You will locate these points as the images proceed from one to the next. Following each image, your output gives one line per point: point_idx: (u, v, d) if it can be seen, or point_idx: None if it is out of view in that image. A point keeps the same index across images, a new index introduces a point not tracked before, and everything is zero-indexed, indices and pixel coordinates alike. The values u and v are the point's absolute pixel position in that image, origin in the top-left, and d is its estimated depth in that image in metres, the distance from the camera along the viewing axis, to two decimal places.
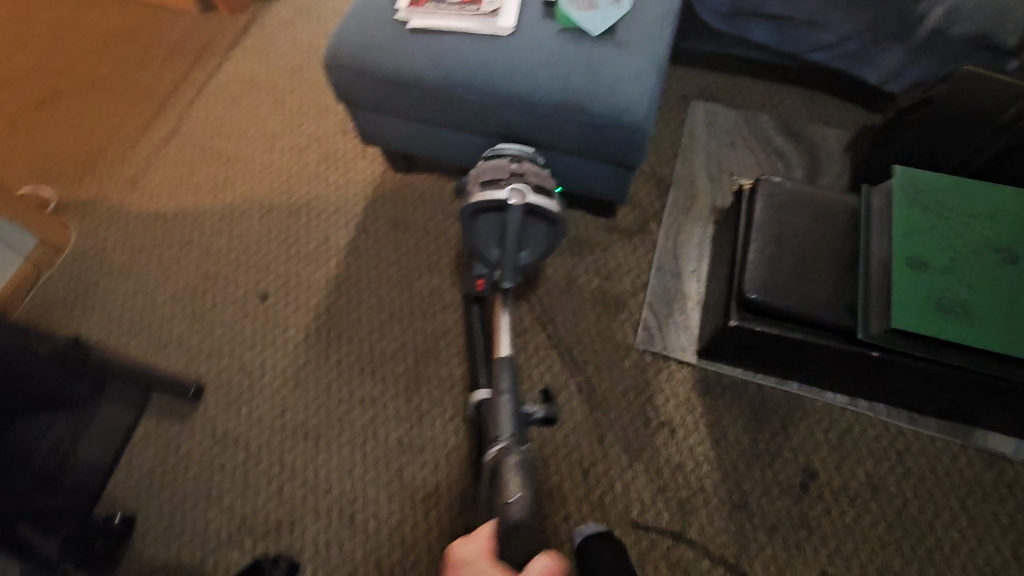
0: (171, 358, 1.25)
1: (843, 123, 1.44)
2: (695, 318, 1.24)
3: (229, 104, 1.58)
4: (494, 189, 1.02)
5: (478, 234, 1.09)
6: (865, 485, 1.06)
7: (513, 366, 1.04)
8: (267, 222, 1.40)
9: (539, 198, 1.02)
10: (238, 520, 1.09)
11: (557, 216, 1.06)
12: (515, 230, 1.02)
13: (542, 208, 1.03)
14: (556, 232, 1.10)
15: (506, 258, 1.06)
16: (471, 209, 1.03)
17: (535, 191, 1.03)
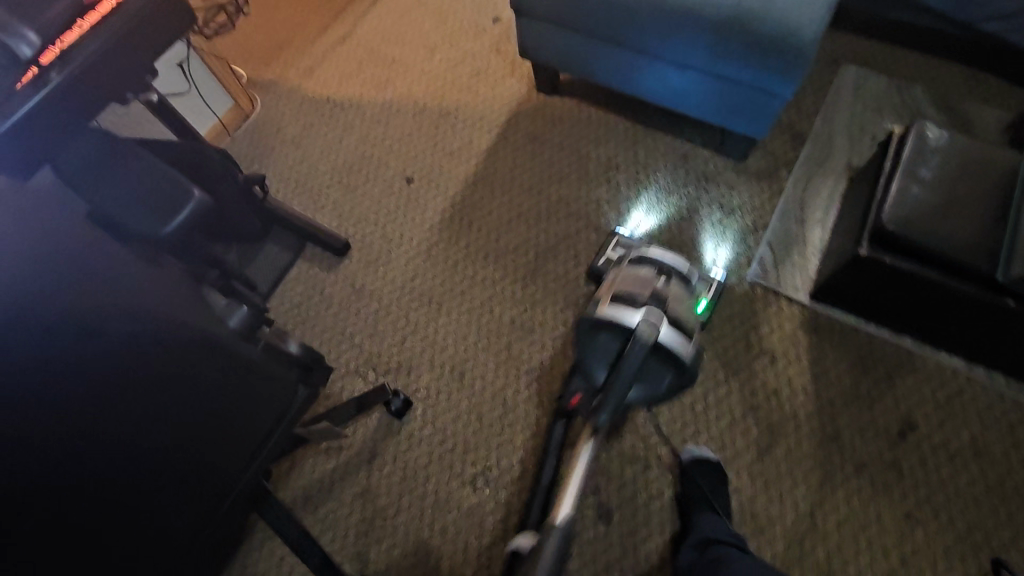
0: (327, 217, 1.43)
1: (1007, 103, 1.39)
2: (813, 266, 1.25)
3: (400, 16, 1.75)
4: (630, 309, 0.84)
5: (589, 352, 0.86)
6: (967, 445, 1.06)
7: (567, 535, 0.73)
8: (420, 119, 1.56)
9: (672, 332, 0.84)
10: (366, 356, 1.25)
11: (685, 363, 0.85)
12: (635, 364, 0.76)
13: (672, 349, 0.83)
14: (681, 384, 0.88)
15: (610, 391, 0.78)
16: (592, 320, 0.87)
17: (669, 324, 0.85)
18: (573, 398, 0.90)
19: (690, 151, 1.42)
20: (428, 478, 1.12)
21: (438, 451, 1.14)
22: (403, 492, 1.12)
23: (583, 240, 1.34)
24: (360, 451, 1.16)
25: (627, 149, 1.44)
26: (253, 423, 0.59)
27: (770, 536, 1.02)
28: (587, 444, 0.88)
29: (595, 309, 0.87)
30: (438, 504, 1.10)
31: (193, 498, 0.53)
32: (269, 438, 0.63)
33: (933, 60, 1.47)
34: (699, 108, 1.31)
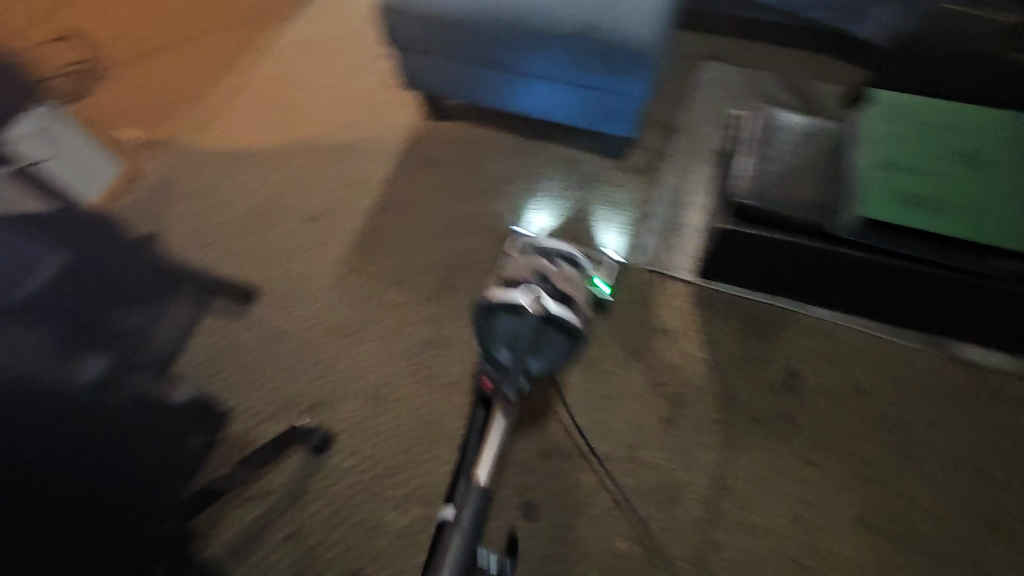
0: (231, 266, 1.43)
1: (842, 78, 1.55)
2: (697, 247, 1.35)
3: (287, 61, 1.78)
4: (516, 290, 0.96)
5: (487, 333, 0.96)
6: (846, 386, 1.16)
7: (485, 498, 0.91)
8: (316, 158, 1.59)
9: (559, 307, 0.95)
10: (282, 398, 1.25)
11: (574, 331, 0.96)
12: (528, 333, 0.94)
13: (560, 320, 0.95)
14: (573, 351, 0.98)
15: (514, 364, 0.94)
16: (487, 305, 0.95)
17: (555, 300, 0.96)
18: (484, 381, 1.01)
19: (575, 156, 1.51)
20: (357, 507, 1.13)
21: (364, 478, 1.15)
22: (333, 526, 1.12)
23: (485, 253, 1.39)
24: (286, 493, 1.15)
25: (517, 161, 1.52)
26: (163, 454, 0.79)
27: (685, 502, 1.08)
28: (499, 416, 1.02)
29: (488, 295, 0.96)
30: (370, 530, 1.11)
31: (118, 511, 0.67)
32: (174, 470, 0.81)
33: (777, 48, 1.62)
34: (575, 118, 1.42)
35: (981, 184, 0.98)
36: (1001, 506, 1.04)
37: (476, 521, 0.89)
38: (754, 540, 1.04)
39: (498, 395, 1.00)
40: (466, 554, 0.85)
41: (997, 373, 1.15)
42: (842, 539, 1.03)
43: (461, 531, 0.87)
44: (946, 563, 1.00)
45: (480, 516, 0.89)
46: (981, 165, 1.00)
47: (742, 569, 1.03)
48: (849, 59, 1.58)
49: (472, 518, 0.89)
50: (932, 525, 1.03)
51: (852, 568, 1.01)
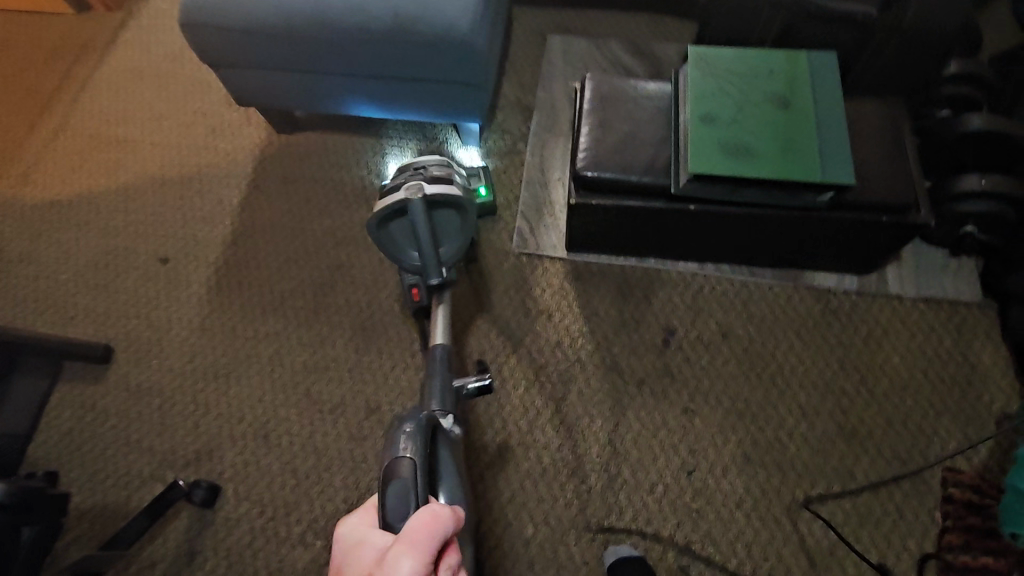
0: (81, 327, 1.31)
1: (680, 36, 1.60)
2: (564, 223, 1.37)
3: (114, 94, 1.64)
4: (393, 194, 1.01)
5: (391, 244, 1.07)
6: (716, 331, 1.22)
7: (448, 349, 1.02)
8: (162, 193, 1.47)
9: (436, 189, 1.01)
10: (160, 458, 1.17)
11: (460, 202, 1.03)
12: (422, 224, 1.00)
13: (442, 197, 1.01)
14: (469, 220, 1.07)
15: (425, 256, 1.03)
16: (376, 222, 1.02)
17: (431, 184, 1.02)
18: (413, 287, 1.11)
19: (436, 150, 1.48)
20: (257, 553, 1.08)
21: (259, 523, 1.10)
22: None
23: (356, 264, 1.34)
24: (176, 557, 1.08)
25: (378, 163, 1.47)
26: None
27: (583, 474, 1.11)
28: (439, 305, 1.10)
29: (372, 213, 1.02)
30: (273, 574, 1.06)
31: None
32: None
33: (617, 15, 1.66)
34: (425, 113, 1.36)
35: (795, 122, 1.04)
36: (856, 412, 1.13)
37: (448, 362, 1.00)
38: (650, 496, 1.08)
39: (429, 292, 1.11)
40: (451, 385, 0.96)
41: (846, 295, 1.24)
42: (728, 477, 1.09)
43: (440, 375, 0.95)
44: (821, 479, 1.08)
45: (447, 354, 1.02)
46: (792, 104, 1.06)
47: (642, 527, 1.06)
48: (682, 18, 1.63)
49: (441, 358, 1.00)
50: (805, 446, 1.11)
51: (740, 503, 1.07)
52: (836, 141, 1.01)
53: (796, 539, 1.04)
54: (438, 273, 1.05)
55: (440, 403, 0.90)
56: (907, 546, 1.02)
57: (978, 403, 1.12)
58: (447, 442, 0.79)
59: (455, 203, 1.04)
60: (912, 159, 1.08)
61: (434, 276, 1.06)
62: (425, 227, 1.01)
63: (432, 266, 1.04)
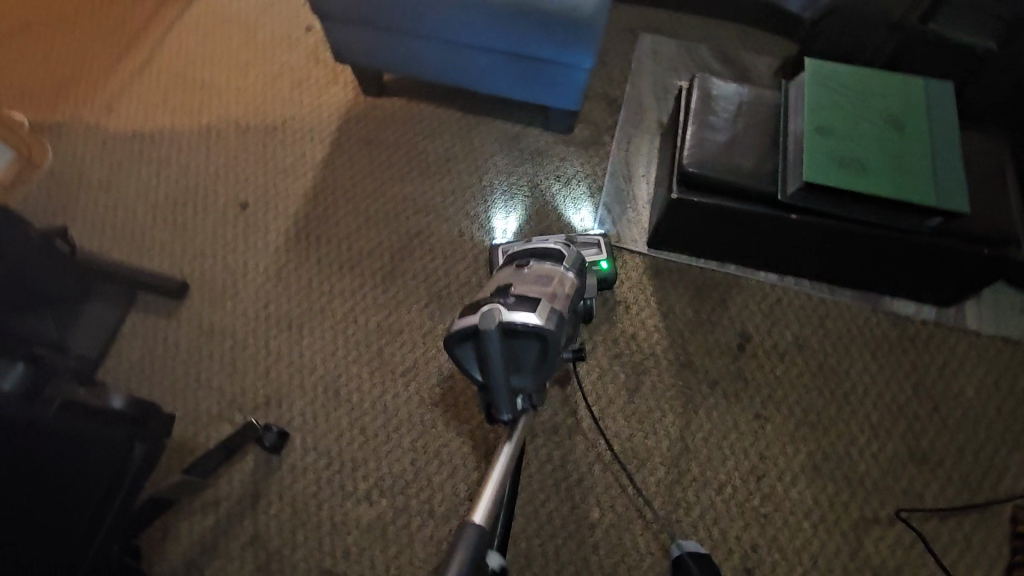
0: (156, 261, 1.31)
1: (772, 49, 1.61)
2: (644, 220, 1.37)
3: (201, 36, 1.63)
4: (469, 315, 0.81)
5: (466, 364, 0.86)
6: (791, 343, 1.23)
7: (485, 536, 0.64)
8: (244, 140, 1.47)
9: (518, 316, 0.79)
10: (228, 399, 1.16)
11: (547, 330, 0.79)
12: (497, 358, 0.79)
13: (524, 327, 0.79)
14: (556, 355, 0.82)
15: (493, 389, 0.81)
16: (449, 340, 0.83)
17: (515, 310, 0.80)
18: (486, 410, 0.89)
19: (522, 132, 1.48)
20: (321, 504, 1.08)
21: (325, 474, 1.10)
22: (296, 527, 1.06)
23: (436, 234, 1.34)
24: (240, 498, 1.08)
25: (462, 138, 1.47)
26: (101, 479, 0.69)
27: (651, 467, 1.11)
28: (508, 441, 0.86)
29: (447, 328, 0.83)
30: (336, 527, 1.06)
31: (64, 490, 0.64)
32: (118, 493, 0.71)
33: (710, 21, 1.66)
34: (525, 93, 1.38)
35: (910, 145, 1.04)
36: (927, 439, 1.14)
37: (475, 556, 0.62)
38: (718, 496, 1.09)
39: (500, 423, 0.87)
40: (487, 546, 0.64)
41: (922, 323, 1.25)
42: (798, 487, 1.09)
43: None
44: (889, 500, 1.08)
45: (481, 543, 0.63)
46: (907, 127, 1.06)
47: (708, 526, 1.06)
48: (775, 31, 1.64)
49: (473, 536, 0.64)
50: (875, 466, 1.11)
51: (808, 514, 1.07)
52: (949, 167, 1.02)
53: (861, 556, 1.04)
54: (509, 408, 0.83)
55: None
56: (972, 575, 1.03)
57: None
58: None
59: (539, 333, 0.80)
60: (1015, 194, 1.09)
61: (504, 409, 0.84)
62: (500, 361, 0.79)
63: (501, 401, 0.82)
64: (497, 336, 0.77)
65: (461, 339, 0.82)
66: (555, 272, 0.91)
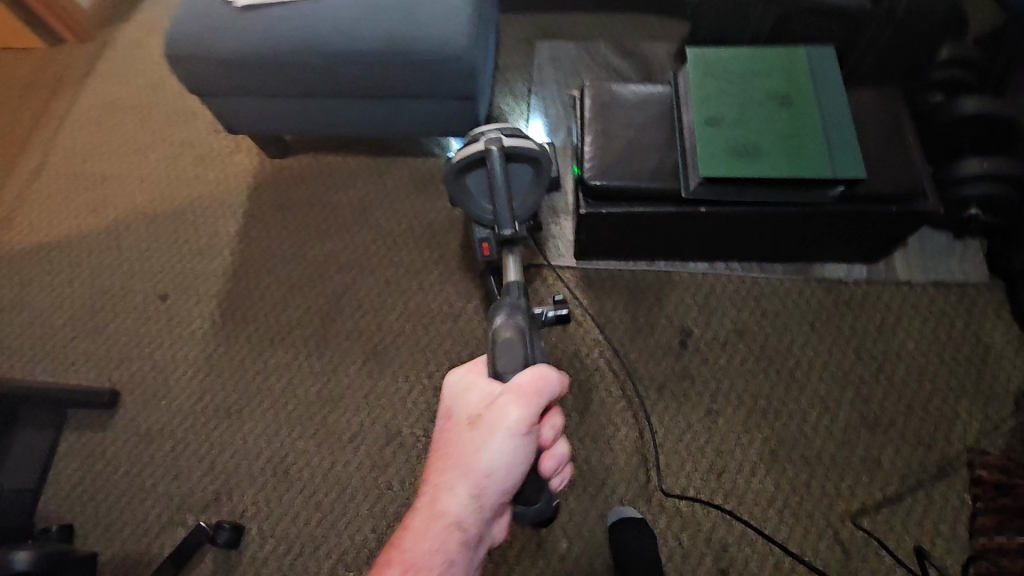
0: (81, 373, 1.27)
1: (670, 35, 1.60)
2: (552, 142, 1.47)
3: (93, 127, 1.59)
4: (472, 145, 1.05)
5: (466, 197, 1.09)
6: (731, 329, 1.22)
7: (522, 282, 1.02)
8: (154, 227, 1.43)
9: (513, 142, 1.04)
10: (178, 501, 1.14)
11: (539, 155, 1.06)
12: (500, 172, 1.02)
13: (521, 153, 1.05)
14: (545, 174, 1.10)
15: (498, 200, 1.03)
16: (454, 171, 1.05)
17: (510, 138, 1.05)
18: (484, 244, 1.13)
19: (434, 165, 1.46)
20: None
21: (287, 560, 1.08)
22: None
23: (363, 287, 1.32)
24: None
25: (376, 182, 1.45)
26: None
27: (612, 484, 1.10)
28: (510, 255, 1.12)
29: (450, 162, 1.05)
30: None
31: None
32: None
33: (606, 17, 1.65)
34: (420, 131, 1.35)
35: (799, 120, 1.04)
36: (876, 401, 1.14)
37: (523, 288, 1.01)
38: (681, 502, 1.08)
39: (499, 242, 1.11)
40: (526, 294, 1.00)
41: (855, 283, 1.25)
42: (758, 476, 1.09)
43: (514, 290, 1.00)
44: (849, 471, 1.08)
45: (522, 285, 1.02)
46: (794, 102, 1.06)
47: (676, 533, 1.06)
48: (670, 16, 1.63)
49: (518, 286, 1.01)
50: (830, 439, 1.11)
51: (772, 501, 1.07)
52: (843, 136, 1.02)
53: (829, 532, 1.04)
54: (510, 222, 1.06)
55: (517, 307, 0.93)
56: (940, 531, 1.03)
57: (994, 382, 1.14)
58: (520, 343, 0.84)
59: (532, 157, 1.07)
60: (913, 146, 1.09)
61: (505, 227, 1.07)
62: (503, 178, 1.02)
63: (501, 211, 1.05)
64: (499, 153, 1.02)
65: (467, 168, 1.06)
66: None
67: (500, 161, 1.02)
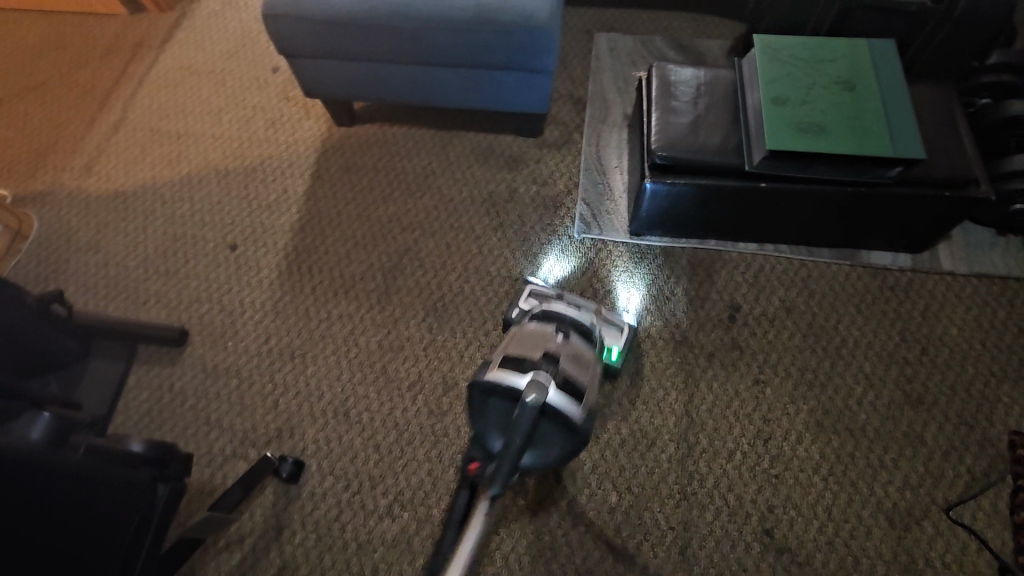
0: (153, 312, 1.33)
1: (723, 33, 1.67)
2: (638, 318, 1.26)
3: (170, 89, 1.67)
4: (516, 373, 0.81)
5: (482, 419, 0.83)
6: (779, 307, 1.27)
7: None
8: (225, 183, 1.50)
9: (559, 397, 0.79)
10: (241, 436, 1.18)
11: (575, 425, 0.79)
12: (524, 423, 0.74)
13: (559, 412, 0.78)
14: (575, 445, 0.81)
15: (504, 451, 0.75)
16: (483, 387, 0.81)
17: (557, 389, 0.80)
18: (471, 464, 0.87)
19: (494, 142, 1.53)
20: (344, 526, 1.10)
21: (345, 496, 1.12)
22: (324, 551, 1.08)
23: (424, 249, 1.38)
24: (264, 531, 1.10)
25: (438, 154, 1.52)
26: (117, 528, 0.80)
27: (662, 444, 1.13)
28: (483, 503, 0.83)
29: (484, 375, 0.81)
30: (362, 546, 1.08)
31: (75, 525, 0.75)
32: (136, 548, 0.82)
33: (662, 14, 1.73)
34: (488, 102, 1.42)
35: (861, 104, 1.10)
36: (920, 381, 1.18)
37: None
38: (729, 463, 1.11)
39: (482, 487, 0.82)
40: None
41: (900, 271, 1.30)
42: (804, 444, 1.13)
43: None
44: (893, 445, 1.12)
45: None
46: (857, 88, 1.12)
47: (724, 493, 1.09)
48: (724, 16, 1.70)
49: None
50: (874, 413, 1.15)
51: (817, 468, 1.10)
52: (904, 120, 1.08)
53: (873, 501, 1.07)
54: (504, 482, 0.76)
55: None
56: (982, 505, 1.06)
57: None
58: None
59: (569, 422, 0.79)
60: (969, 137, 1.15)
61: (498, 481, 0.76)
62: (524, 429, 0.74)
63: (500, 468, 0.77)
64: (537, 409, 0.74)
65: (496, 393, 0.80)
66: (588, 351, 0.94)
67: (532, 414, 0.74)
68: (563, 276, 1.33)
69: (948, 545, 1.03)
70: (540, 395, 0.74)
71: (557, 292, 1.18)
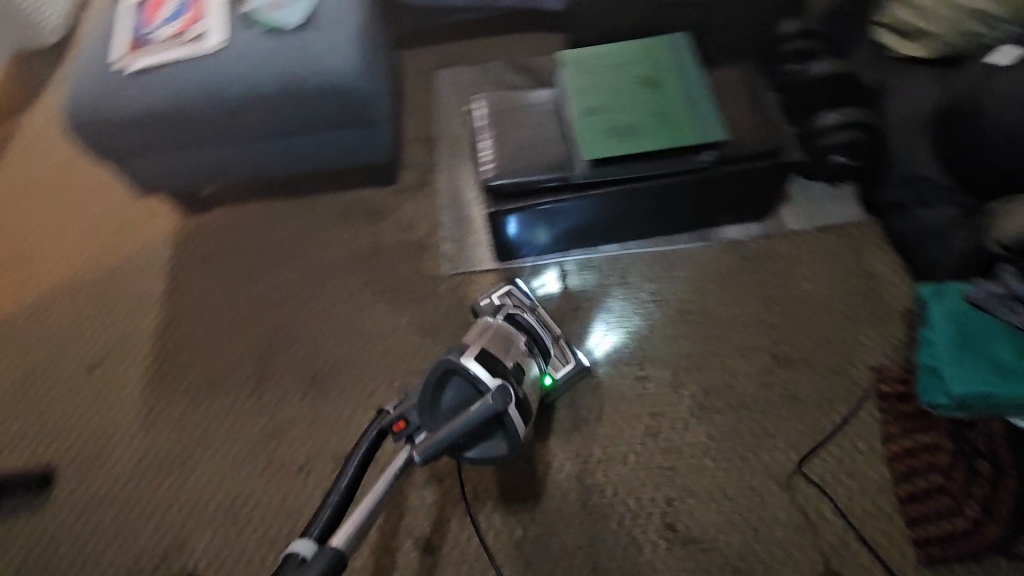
0: (13, 457, 1.24)
1: (555, 47, 1.73)
2: (599, 360, 1.24)
3: (5, 214, 1.58)
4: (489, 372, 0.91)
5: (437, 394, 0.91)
6: (648, 301, 1.30)
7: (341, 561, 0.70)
8: (75, 301, 1.42)
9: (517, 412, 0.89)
10: (127, 568, 1.11)
11: (517, 440, 0.90)
12: (475, 413, 0.82)
13: (508, 423, 0.88)
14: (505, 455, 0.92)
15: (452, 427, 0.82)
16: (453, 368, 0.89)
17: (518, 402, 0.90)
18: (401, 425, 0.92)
19: (351, 197, 1.51)
20: None
21: None
22: None
23: (295, 323, 1.34)
24: None
25: (296, 222, 1.48)
26: None
27: (558, 464, 1.13)
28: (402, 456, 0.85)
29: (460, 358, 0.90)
30: None
31: None
32: None
33: (496, 40, 1.77)
34: (330, 163, 1.41)
35: (664, 100, 1.15)
36: (787, 342, 1.22)
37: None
38: (624, 467, 1.12)
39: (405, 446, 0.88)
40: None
41: (753, 241, 1.36)
42: (691, 430, 1.15)
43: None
44: (772, 410, 1.16)
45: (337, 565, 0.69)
46: (658, 85, 1.17)
47: (624, 498, 1.10)
48: (554, 30, 1.76)
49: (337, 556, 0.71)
50: (751, 383, 1.19)
51: (707, 450, 1.13)
52: (703, 107, 1.13)
53: (762, 469, 1.11)
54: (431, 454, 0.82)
55: None
56: (859, 448, 1.11)
57: (884, 304, 1.25)
58: None
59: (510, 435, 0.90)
60: (772, 107, 1.21)
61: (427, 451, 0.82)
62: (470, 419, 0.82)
63: (438, 440, 0.81)
64: (493, 412, 0.82)
65: (456, 381, 0.90)
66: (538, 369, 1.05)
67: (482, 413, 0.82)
68: (556, 296, 1.33)
69: (836, 494, 1.07)
70: (502, 403, 0.82)
71: (532, 304, 1.19)
